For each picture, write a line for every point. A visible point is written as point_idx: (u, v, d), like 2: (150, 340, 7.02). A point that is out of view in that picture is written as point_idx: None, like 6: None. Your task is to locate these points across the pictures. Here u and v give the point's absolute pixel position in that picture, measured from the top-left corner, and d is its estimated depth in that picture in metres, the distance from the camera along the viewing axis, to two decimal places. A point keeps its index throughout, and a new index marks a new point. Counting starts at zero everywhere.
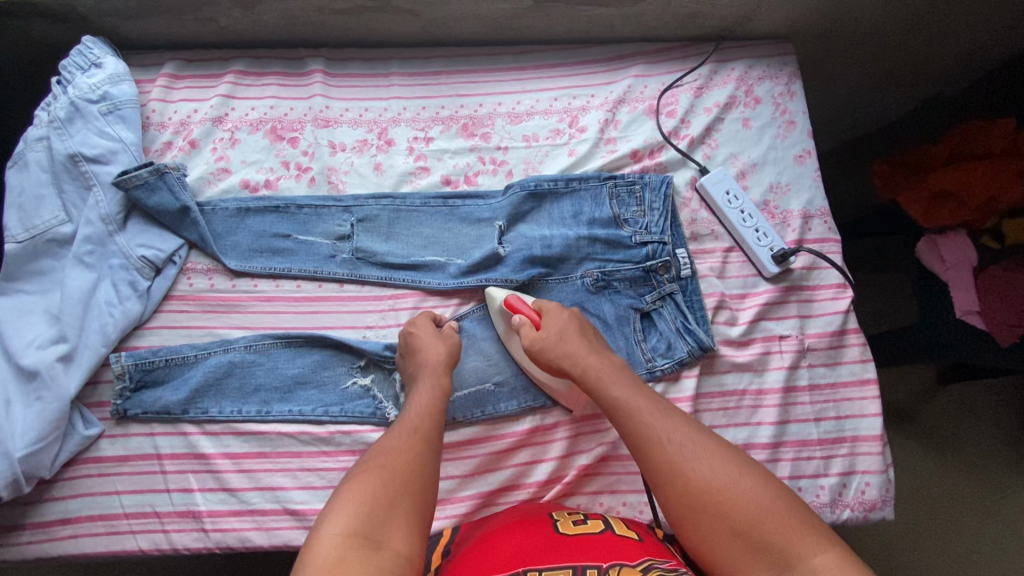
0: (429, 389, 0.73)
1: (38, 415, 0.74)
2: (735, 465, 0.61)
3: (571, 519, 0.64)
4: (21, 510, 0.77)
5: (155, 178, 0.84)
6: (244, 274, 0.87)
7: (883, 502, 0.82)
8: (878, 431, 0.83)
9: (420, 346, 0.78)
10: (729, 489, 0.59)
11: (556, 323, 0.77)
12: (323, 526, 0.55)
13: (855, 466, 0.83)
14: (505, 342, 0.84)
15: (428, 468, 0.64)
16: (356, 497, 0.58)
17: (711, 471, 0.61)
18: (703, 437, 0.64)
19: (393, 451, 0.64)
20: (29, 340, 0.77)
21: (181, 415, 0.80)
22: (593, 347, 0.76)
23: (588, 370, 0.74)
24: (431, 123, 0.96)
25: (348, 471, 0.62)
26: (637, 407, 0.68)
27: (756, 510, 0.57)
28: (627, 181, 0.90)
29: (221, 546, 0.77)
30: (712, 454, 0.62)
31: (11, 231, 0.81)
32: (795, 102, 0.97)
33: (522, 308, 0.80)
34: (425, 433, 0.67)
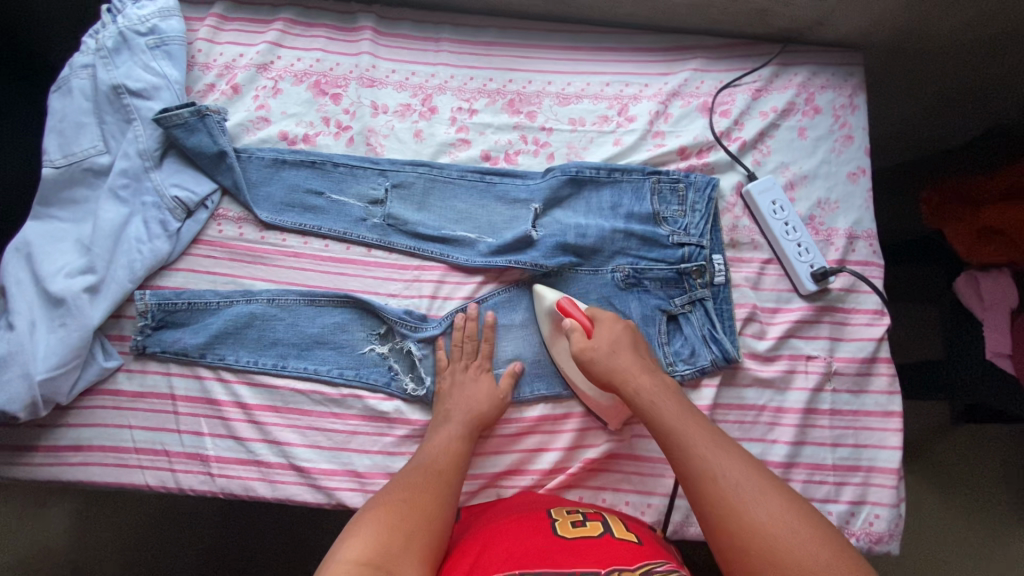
0: (457, 433, 0.74)
1: (60, 341, 0.74)
2: (798, 515, 0.55)
3: (569, 521, 0.64)
4: (35, 431, 0.78)
5: (196, 119, 0.84)
6: (274, 227, 0.86)
7: (891, 536, 0.80)
8: (895, 464, 0.81)
9: (469, 390, 0.78)
10: (786, 536, 0.54)
11: (609, 334, 0.74)
12: (336, 552, 0.53)
13: (866, 497, 0.81)
14: (550, 343, 0.82)
15: (443, 512, 0.63)
16: (377, 528, 0.57)
17: (770, 516, 0.55)
18: (762, 477, 0.59)
19: (414, 493, 0.64)
20: (58, 267, 0.77)
21: (198, 358, 0.80)
22: (646, 367, 0.73)
23: (640, 390, 0.70)
24: (477, 95, 0.93)
25: (366, 504, 0.62)
26: (695, 435, 0.64)
27: (815, 563, 0.51)
28: (672, 178, 0.87)
29: (225, 492, 0.78)
30: (773, 498, 0.57)
31: (49, 155, 0.80)
32: (857, 116, 0.93)
33: (573, 312, 0.77)
34: (446, 479, 0.68)
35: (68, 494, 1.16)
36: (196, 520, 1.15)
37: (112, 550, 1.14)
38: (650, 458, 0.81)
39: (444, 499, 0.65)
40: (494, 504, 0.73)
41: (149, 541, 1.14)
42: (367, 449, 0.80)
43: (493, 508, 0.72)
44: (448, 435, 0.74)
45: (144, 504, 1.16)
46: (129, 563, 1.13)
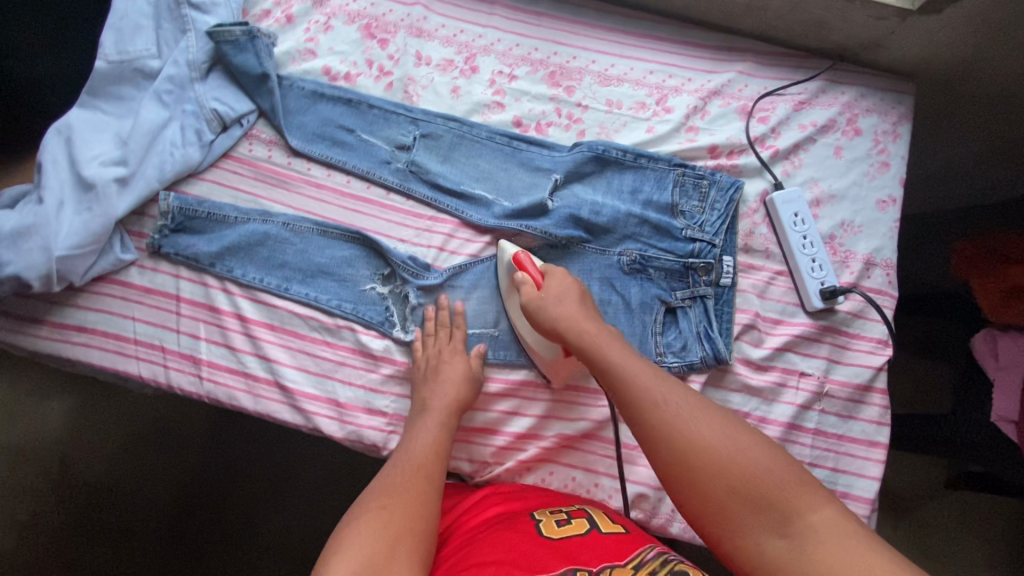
0: (435, 426, 0.73)
1: (84, 224, 0.76)
2: (735, 429, 0.57)
3: (554, 519, 0.64)
4: (44, 306, 0.81)
5: (246, 39, 0.86)
6: (301, 155, 0.89)
7: None
8: (871, 495, 0.80)
9: (445, 377, 0.77)
10: (726, 447, 0.55)
11: (558, 285, 0.75)
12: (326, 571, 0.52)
13: None
14: (505, 299, 0.82)
15: (426, 509, 0.61)
16: (363, 540, 0.55)
17: (710, 433, 0.56)
18: (698, 400, 0.61)
19: (396, 492, 0.62)
20: (94, 155, 0.80)
21: (207, 266, 0.83)
22: (592, 315, 0.73)
23: (583, 335, 0.70)
24: (520, 62, 0.94)
25: (351, 511, 0.60)
26: (634, 372, 0.64)
27: (755, 469, 0.53)
28: (696, 173, 0.86)
29: (210, 397, 0.81)
30: (709, 416, 0.58)
31: (103, 48, 0.83)
32: (897, 145, 0.91)
33: (526, 265, 0.77)
34: (428, 474, 0.66)
35: (68, 390, 1.22)
36: (185, 434, 1.20)
37: (101, 448, 1.19)
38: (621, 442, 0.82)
39: (429, 497, 0.63)
40: (474, 506, 0.72)
41: (137, 446, 1.19)
42: (351, 381, 0.81)
43: (473, 512, 0.71)
44: (427, 428, 0.72)
45: (138, 411, 1.21)
46: (114, 464, 1.18)
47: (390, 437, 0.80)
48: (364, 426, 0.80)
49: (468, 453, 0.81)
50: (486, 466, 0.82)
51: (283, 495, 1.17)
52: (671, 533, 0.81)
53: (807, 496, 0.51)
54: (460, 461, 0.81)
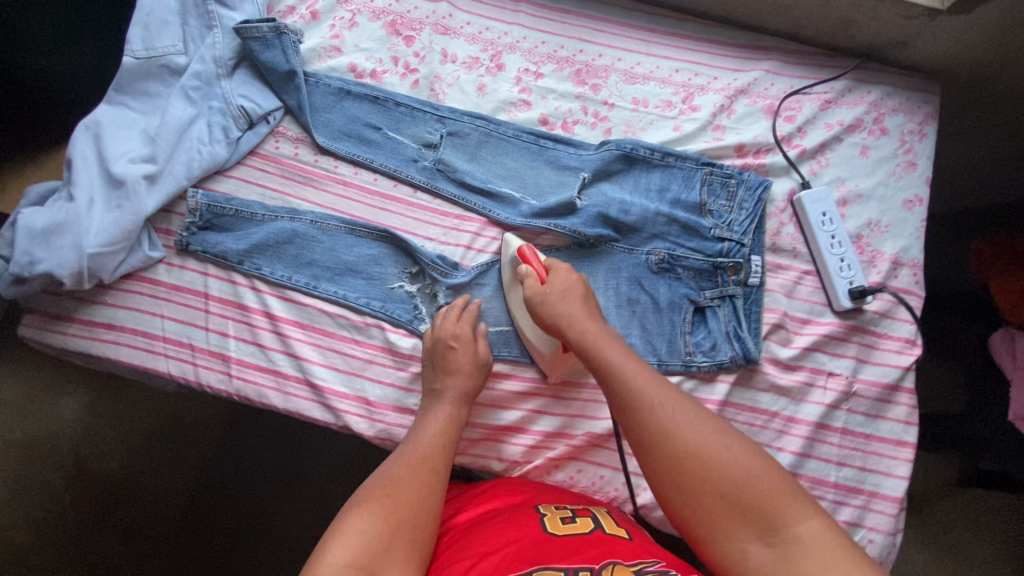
0: (445, 418, 0.73)
1: (114, 221, 0.76)
2: (728, 435, 0.58)
3: (559, 516, 0.65)
4: (73, 304, 0.81)
5: (273, 36, 0.86)
6: (328, 153, 0.88)
7: (881, 563, 0.79)
8: (899, 494, 0.80)
9: (454, 367, 0.75)
10: (722, 455, 0.56)
11: (562, 283, 0.75)
12: (323, 554, 0.54)
13: (863, 520, 0.80)
14: (506, 290, 0.83)
15: (428, 507, 0.61)
16: (361, 527, 0.56)
17: (707, 439, 0.57)
18: (692, 404, 0.61)
19: (398, 482, 0.62)
20: (122, 152, 0.79)
21: (235, 264, 0.82)
22: (591, 312, 0.73)
23: (584, 333, 0.70)
24: (545, 60, 0.94)
25: (353, 497, 0.62)
26: (632, 374, 0.64)
27: (748, 477, 0.54)
28: (724, 173, 0.86)
29: (240, 395, 0.80)
30: (706, 422, 0.59)
31: (131, 45, 0.83)
32: (924, 144, 0.90)
33: (531, 260, 0.78)
34: (433, 466, 0.66)
35: (83, 388, 1.22)
36: (202, 431, 1.20)
37: (118, 445, 1.19)
38: None
39: (432, 494, 0.63)
40: (479, 494, 0.73)
41: (155, 443, 1.19)
42: (381, 380, 0.81)
43: (478, 501, 0.72)
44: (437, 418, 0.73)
45: (154, 408, 1.20)
46: (131, 461, 1.18)
47: None
48: (394, 424, 0.80)
49: (497, 452, 0.81)
50: (516, 466, 0.81)
51: (302, 493, 1.17)
52: None
53: (797, 507, 0.52)
54: (489, 460, 0.81)
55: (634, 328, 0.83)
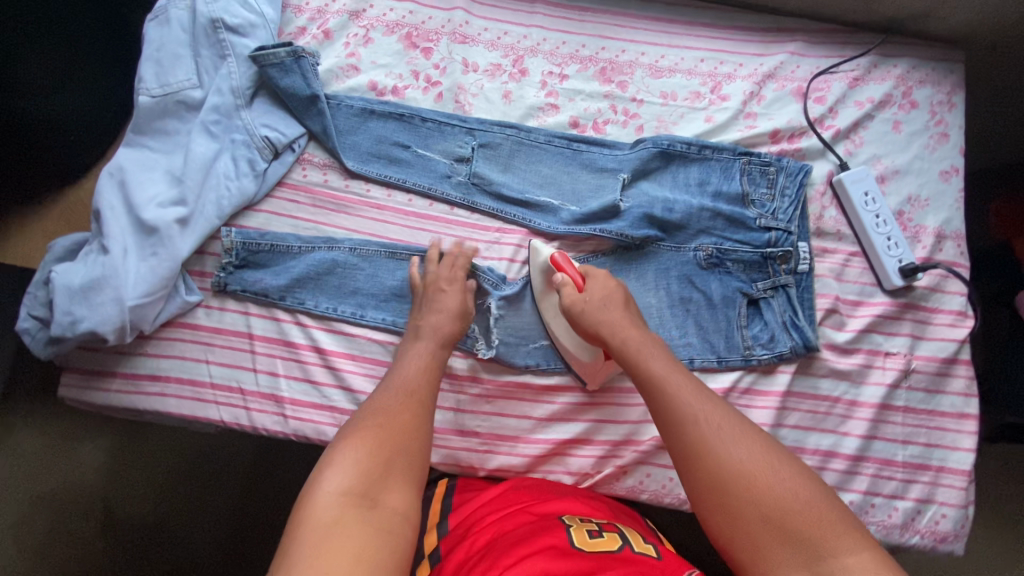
0: (428, 354, 0.72)
1: (151, 270, 0.73)
2: (778, 458, 0.55)
3: (586, 529, 0.60)
4: (114, 358, 0.78)
5: (291, 60, 0.83)
6: (359, 177, 0.86)
7: (956, 536, 0.80)
8: (966, 466, 0.80)
9: (442, 307, 0.76)
10: (767, 479, 0.53)
11: (601, 289, 0.74)
12: (318, 484, 0.54)
13: (934, 496, 0.80)
14: (539, 299, 0.80)
15: (421, 437, 0.63)
16: (357, 456, 0.57)
17: (752, 459, 0.55)
18: (741, 422, 0.59)
19: (390, 412, 0.63)
20: (150, 197, 0.76)
21: (277, 300, 0.80)
22: (635, 320, 0.72)
23: (627, 341, 0.69)
24: (569, 61, 0.91)
25: (346, 426, 0.62)
26: (676, 385, 0.62)
27: (796, 502, 0.51)
28: (763, 160, 0.85)
29: (297, 435, 0.78)
30: (754, 442, 0.56)
31: (146, 83, 0.79)
32: (953, 115, 0.90)
33: (566, 267, 0.76)
34: (421, 399, 0.66)
35: (102, 434, 1.17)
36: (232, 466, 1.17)
37: (146, 490, 1.15)
38: None
39: (421, 422, 0.64)
40: (493, 501, 0.68)
41: (184, 483, 1.15)
42: (440, 404, 0.80)
43: (493, 507, 0.66)
44: (418, 357, 0.72)
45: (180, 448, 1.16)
46: (162, 504, 1.15)
47: (486, 455, 0.79)
48: (458, 448, 0.79)
49: (565, 466, 0.80)
50: (587, 478, 0.80)
51: None
52: None
53: (847, 540, 0.48)
54: (558, 475, 0.80)
55: (690, 326, 0.82)
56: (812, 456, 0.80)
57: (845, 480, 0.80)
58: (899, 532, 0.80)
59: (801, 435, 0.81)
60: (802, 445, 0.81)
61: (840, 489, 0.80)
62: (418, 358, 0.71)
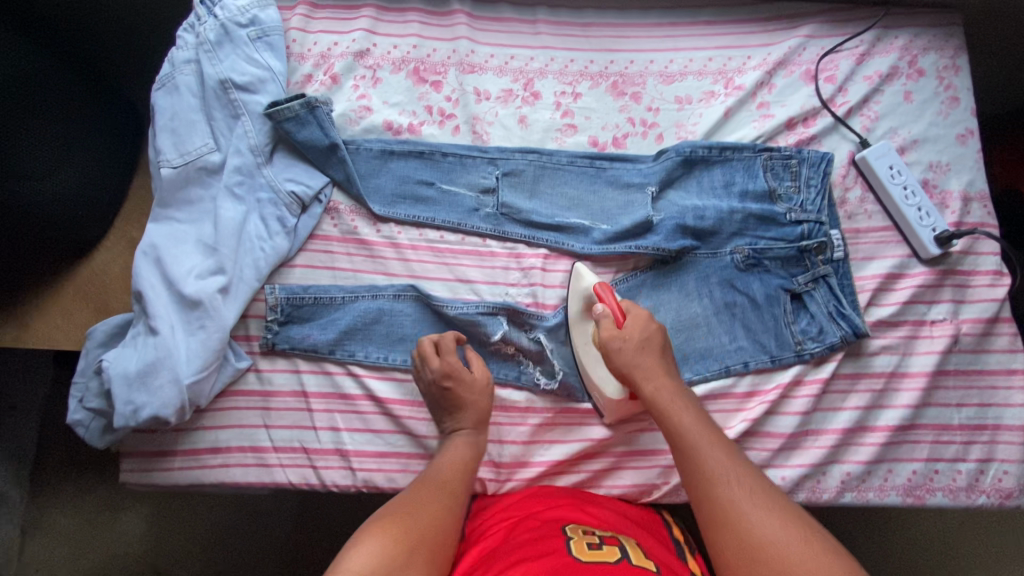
0: (460, 442, 0.74)
1: (201, 343, 0.73)
2: (806, 528, 0.57)
3: (585, 541, 0.63)
4: (172, 436, 0.78)
5: (306, 112, 0.82)
6: (388, 220, 0.85)
7: (1020, 490, 0.81)
8: (1021, 421, 0.82)
9: (460, 404, 0.75)
10: (791, 550, 0.55)
11: (640, 330, 0.74)
12: (341, 560, 0.56)
13: (993, 454, 0.82)
14: (572, 325, 0.81)
15: (444, 535, 0.62)
16: (385, 537, 0.59)
17: (779, 527, 0.57)
18: (769, 490, 0.61)
19: (421, 502, 0.65)
20: (187, 269, 0.76)
21: (327, 354, 0.80)
22: (667, 368, 0.73)
23: (659, 390, 0.70)
24: (579, 78, 0.92)
25: (378, 510, 0.64)
26: (708, 442, 0.65)
27: (830, 574, 0.53)
28: (784, 155, 0.86)
29: (368, 485, 0.78)
30: (779, 511, 0.59)
31: (165, 155, 0.79)
32: (960, 77, 0.91)
33: (607, 299, 0.76)
34: (452, 490, 0.68)
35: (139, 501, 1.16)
36: (276, 515, 1.15)
37: (192, 552, 1.14)
38: (778, 434, 0.82)
39: (444, 519, 0.64)
40: (507, 510, 0.73)
41: (231, 538, 1.15)
42: (504, 438, 0.81)
43: (508, 517, 0.71)
44: (456, 449, 0.73)
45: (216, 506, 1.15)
46: (212, 564, 1.14)
47: (554, 479, 0.81)
48: (525, 477, 0.80)
49: (632, 479, 0.81)
50: (656, 487, 0.81)
51: None
52: (848, 501, 0.81)
53: None
54: (627, 489, 0.81)
55: (739, 331, 0.84)
56: (885, 433, 0.81)
57: (906, 451, 0.82)
58: (965, 494, 0.81)
59: (861, 414, 0.82)
60: (865, 424, 0.82)
61: (902, 460, 0.82)
62: (450, 459, 0.72)
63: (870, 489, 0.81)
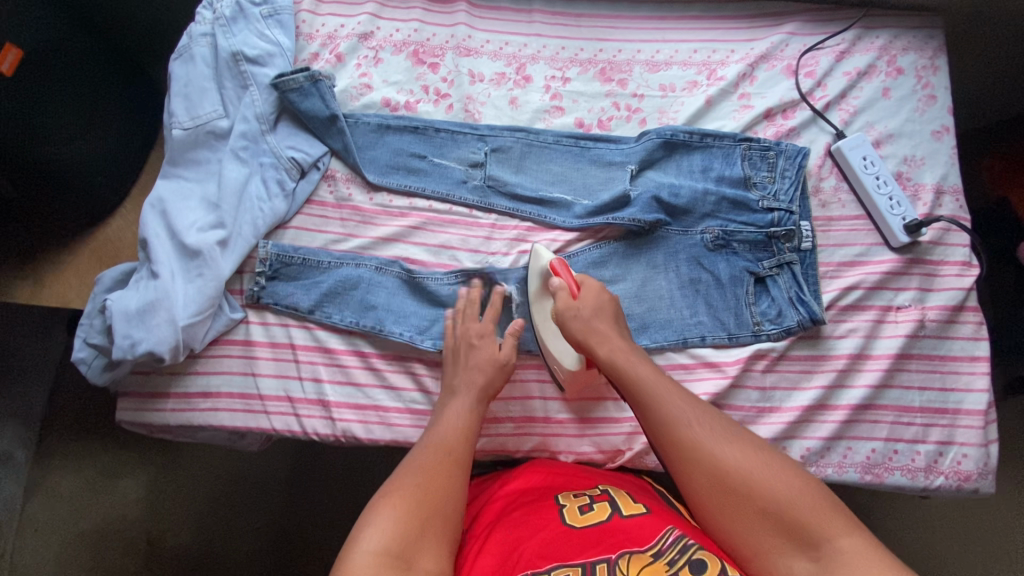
0: (466, 405, 0.73)
1: (199, 290, 0.79)
2: (761, 450, 0.61)
3: (577, 505, 0.66)
4: (167, 379, 0.83)
5: (310, 84, 0.88)
6: (381, 189, 0.90)
7: (981, 474, 0.82)
8: (983, 406, 0.83)
9: (475, 365, 0.77)
10: (755, 473, 0.59)
11: (592, 299, 0.76)
12: (357, 541, 0.57)
13: (954, 438, 0.83)
14: (533, 302, 0.83)
15: (456, 487, 0.64)
16: (395, 511, 0.59)
17: (737, 457, 0.61)
18: (724, 423, 0.64)
19: (428, 466, 0.64)
20: (190, 222, 0.82)
21: (306, 315, 0.84)
22: (619, 329, 0.75)
23: (613, 351, 0.72)
24: (569, 64, 0.97)
25: (386, 481, 0.64)
26: (664, 392, 0.67)
27: (786, 491, 0.58)
28: (762, 146, 0.90)
29: (346, 435, 0.82)
30: (737, 441, 0.62)
31: (178, 117, 0.85)
32: (938, 77, 0.94)
33: (562, 273, 0.78)
34: (459, 450, 0.67)
35: (137, 464, 1.20)
36: (264, 482, 1.18)
37: (183, 515, 1.18)
38: (741, 407, 0.84)
39: (456, 476, 0.65)
40: (504, 477, 0.76)
41: (222, 504, 1.18)
42: None
43: (505, 483, 0.75)
44: (457, 410, 0.73)
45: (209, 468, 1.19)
46: (198, 527, 1.17)
47: (524, 440, 0.84)
48: (494, 435, 0.84)
49: (599, 445, 0.84)
50: (622, 453, 0.84)
51: None
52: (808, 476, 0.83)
53: (833, 522, 0.55)
54: (594, 454, 0.84)
55: (700, 306, 0.87)
56: (846, 411, 0.83)
57: (868, 430, 0.83)
58: (924, 475, 0.82)
59: (827, 393, 0.84)
60: (826, 402, 0.84)
61: (863, 439, 0.83)
62: (460, 410, 0.73)
63: (829, 464, 0.83)
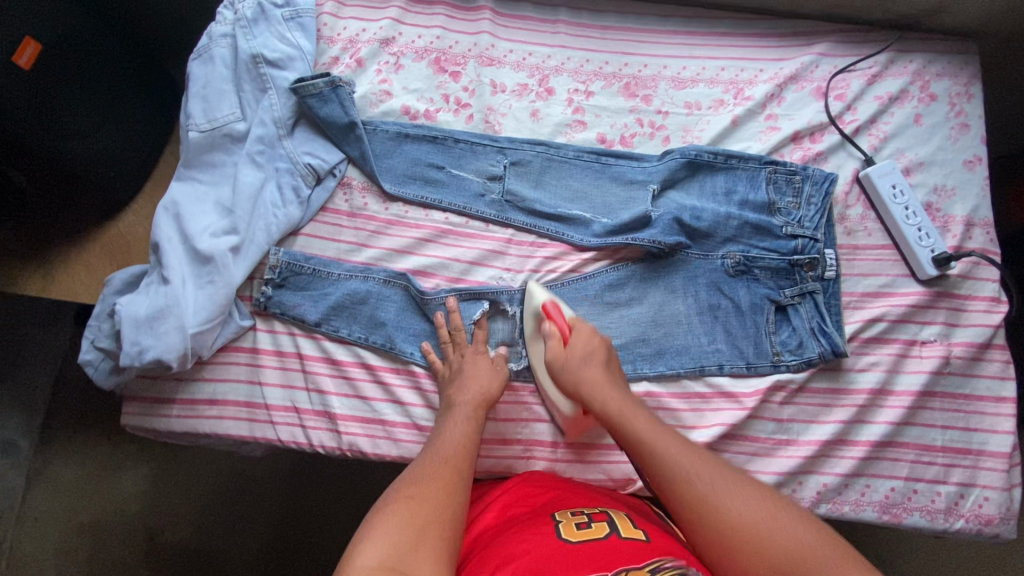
0: (463, 420, 0.72)
1: (209, 297, 0.77)
2: (758, 495, 0.57)
3: (574, 523, 0.63)
4: (174, 384, 0.82)
5: (329, 90, 0.86)
6: (397, 199, 0.89)
7: (1002, 519, 0.80)
8: (1007, 448, 0.81)
9: (474, 375, 0.78)
10: (751, 516, 0.54)
11: (582, 345, 0.76)
12: (351, 558, 0.52)
13: (976, 479, 0.81)
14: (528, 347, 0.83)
15: (451, 497, 0.60)
16: (391, 527, 0.55)
17: (731, 499, 0.56)
18: (722, 469, 0.60)
19: (424, 482, 0.62)
20: (203, 227, 0.80)
21: (314, 327, 0.83)
22: (613, 380, 0.73)
23: (606, 402, 0.70)
24: (593, 78, 0.95)
25: (380, 499, 0.60)
26: (656, 437, 0.64)
27: (784, 535, 0.53)
28: (789, 170, 0.87)
29: (352, 449, 0.81)
30: (733, 484, 0.58)
31: (194, 119, 0.84)
32: (973, 105, 0.92)
33: (556, 316, 0.78)
34: (455, 465, 0.65)
35: (140, 460, 1.19)
36: (267, 485, 1.18)
37: (184, 514, 1.17)
38: (755, 438, 0.82)
39: (454, 489, 0.62)
40: (501, 497, 0.73)
41: (224, 504, 1.17)
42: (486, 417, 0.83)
43: (503, 503, 0.71)
44: (454, 429, 0.71)
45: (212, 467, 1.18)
46: (198, 526, 1.16)
47: (532, 462, 0.82)
48: (502, 456, 0.82)
49: (608, 471, 0.82)
50: (632, 480, 0.82)
51: None
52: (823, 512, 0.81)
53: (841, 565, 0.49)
54: (603, 479, 0.82)
55: (719, 333, 0.85)
56: (865, 447, 0.81)
57: (886, 468, 0.81)
58: (943, 517, 0.80)
59: (845, 427, 0.82)
60: (845, 437, 0.82)
61: (881, 477, 0.81)
62: (456, 429, 0.71)
63: (846, 501, 0.81)
